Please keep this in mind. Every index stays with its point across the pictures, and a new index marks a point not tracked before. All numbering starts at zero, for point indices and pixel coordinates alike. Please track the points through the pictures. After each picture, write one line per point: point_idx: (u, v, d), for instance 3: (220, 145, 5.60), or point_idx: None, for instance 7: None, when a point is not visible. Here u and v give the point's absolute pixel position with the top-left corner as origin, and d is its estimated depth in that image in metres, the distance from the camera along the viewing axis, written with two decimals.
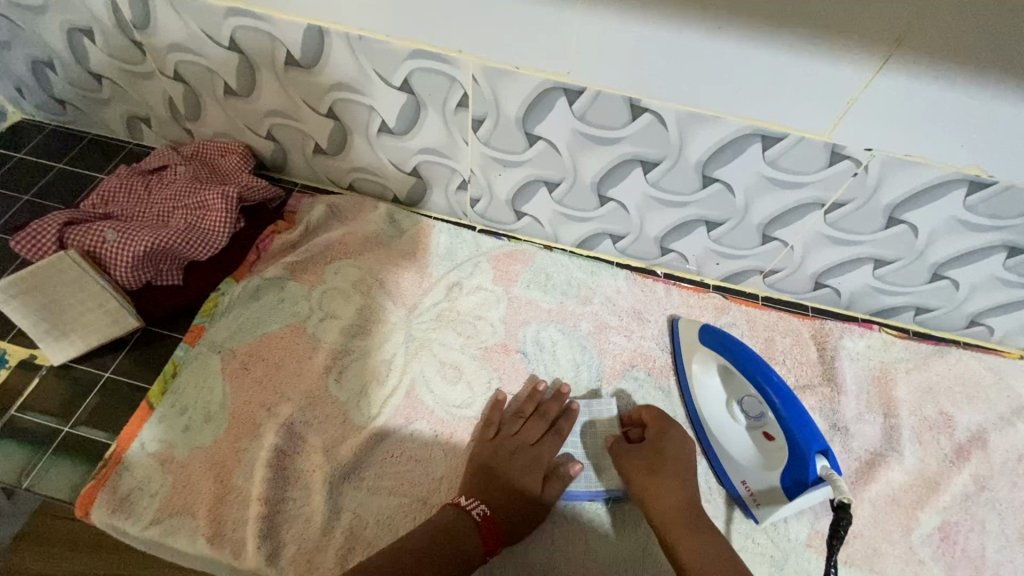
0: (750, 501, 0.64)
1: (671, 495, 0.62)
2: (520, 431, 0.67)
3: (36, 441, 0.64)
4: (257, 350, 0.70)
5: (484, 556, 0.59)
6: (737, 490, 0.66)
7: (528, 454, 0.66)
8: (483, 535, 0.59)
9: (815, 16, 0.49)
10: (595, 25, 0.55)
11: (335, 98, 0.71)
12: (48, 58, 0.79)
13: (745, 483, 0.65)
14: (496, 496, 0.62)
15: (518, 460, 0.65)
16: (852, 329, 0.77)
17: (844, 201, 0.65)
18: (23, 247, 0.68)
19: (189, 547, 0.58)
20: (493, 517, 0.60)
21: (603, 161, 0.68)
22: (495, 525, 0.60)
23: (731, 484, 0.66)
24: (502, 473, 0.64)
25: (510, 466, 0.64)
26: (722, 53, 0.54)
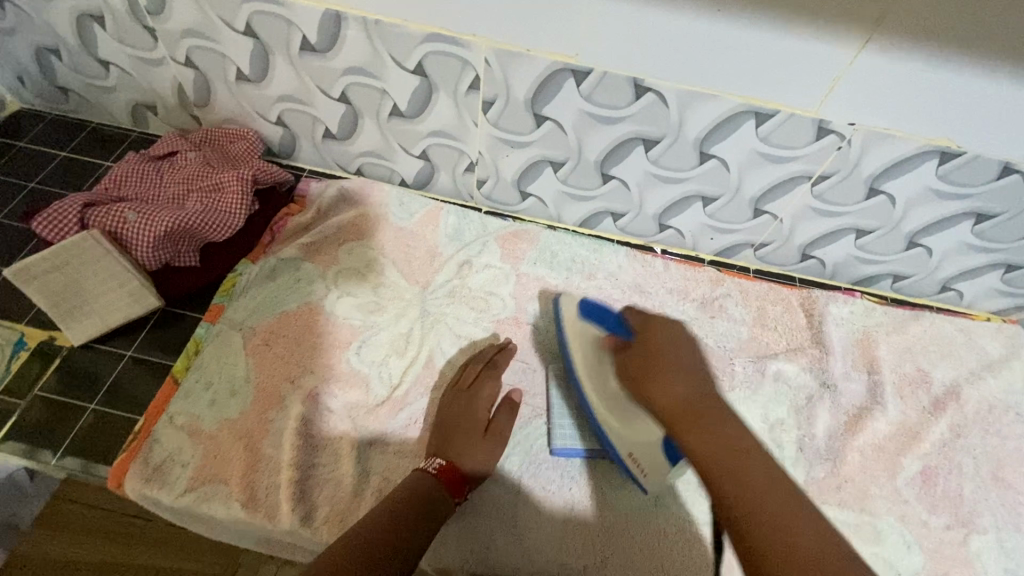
0: (637, 473, 0.65)
1: (674, 389, 0.58)
2: (475, 390, 0.69)
3: (61, 419, 0.66)
4: (277, 327, 0.72)
5: (453, 504, 0.61)
6: (628, 465, 0.65)
7: (483, 408, 0.68)
8: (443, 480, 0.61)
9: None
10: (604, 7, 0.59)
11: (348, 82, 0.73)
12: (53, 45, 0.79)
13: (632, 456, 0.65)
14: (458, 451, 0.64)
15: (476, 415, 0.67)
16: (837, 297, 0.83)
17: (829, 173, 0.70)
18: (44, 229, 0.69)
19: (224, 513, 0.60)
20: (450, 465, 0.62)
21: (607, 139, 0.72)
22: (457, 476, 0.62)
23: (618, 456, 0.66)
24: (455, 429, 0.66)
25: (467, 422, 0.66)
26: (721, 34, 0.59)
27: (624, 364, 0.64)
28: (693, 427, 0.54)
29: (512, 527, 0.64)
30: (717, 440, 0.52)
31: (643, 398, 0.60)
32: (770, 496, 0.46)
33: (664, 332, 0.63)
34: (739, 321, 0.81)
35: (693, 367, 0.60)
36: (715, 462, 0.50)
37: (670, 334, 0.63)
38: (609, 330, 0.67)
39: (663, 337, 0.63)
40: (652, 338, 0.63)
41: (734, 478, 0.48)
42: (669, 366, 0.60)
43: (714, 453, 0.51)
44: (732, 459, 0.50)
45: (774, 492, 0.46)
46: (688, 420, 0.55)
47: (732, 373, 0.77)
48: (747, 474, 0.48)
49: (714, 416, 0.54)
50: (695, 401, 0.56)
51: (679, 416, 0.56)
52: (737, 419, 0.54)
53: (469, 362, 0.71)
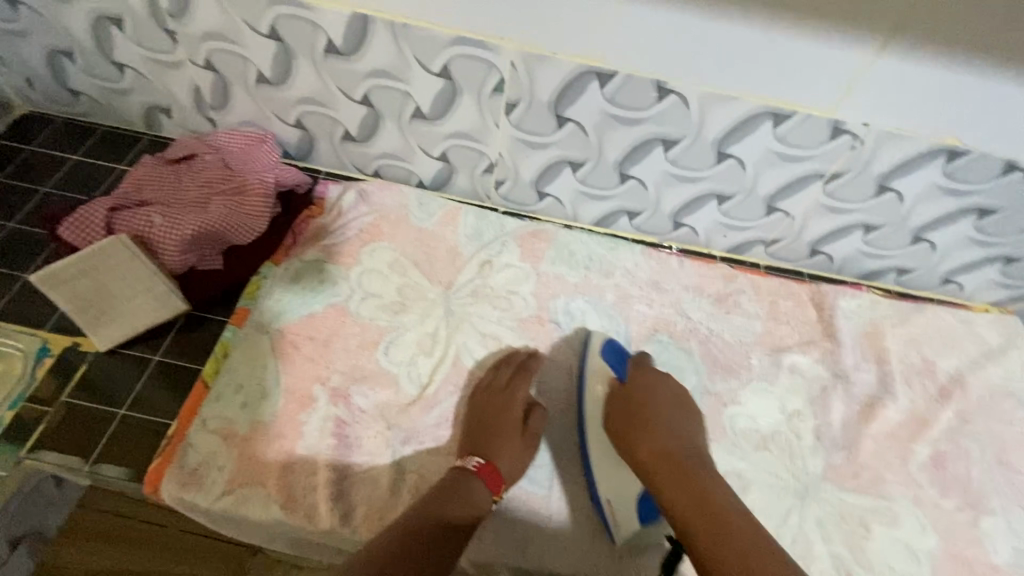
0: (610, 519, 0.65)
1: (657, 443, 0.65)
2: (512, 389, 0.70)
3: (91, 426, 0.65)
4: (304, 329, 0.73)
5: (493, 501, 0.62)
6: (601, 507, 0.66)
7: (520, 408, 0.69)
8: (484, 477, 0.62)
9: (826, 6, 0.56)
10: (631, 10, 0.60)
11: (371, 84, 0.74)
12: (67, 48, 0.78)
13: (610, 502, 0.66)
14: (497, 450, 0.65)
15: (512, 413, 0.68)
16: (845, 291, 0.86)
17: (841, 171, 0.73)
18: (70, 235, 0.70)
19: (263, 514, 0.61)
20: (489, 465, 0.63)
21: (627, 140, 0.74)
22: (496, 473, 0.63)
23: (598, 501, 0.67)
24: (491, 426, 0.67)
25: (505, 421, 0.67)
26: (745, 36, 0.60)
27: (613, 413, 0.69)
28: (674, 483, 0.62)
29: (547, 524, 0.66)
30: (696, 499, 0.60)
31: (624, 445, 0.67)
32: (742, 551, 0.55)
33: (652, 384, 0.71)
34: (753, 316, 0.84)
35: (674, 420, 0.68)
36: (694, 517, 0.59)
37: (652, 384, 0.71)
38: (613, 373, 0.72)
39: (652, 388, 0.70)
40: (639, 389, 0.70)
41: (711, 536, 0.57)
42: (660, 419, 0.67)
43: (695, 510, 0.59)
44: (712, 518, 0.58)
45: (749, 548, 0.55)
46: (672, 479, 0.63)
47: (750, 366, 0.79)
48: (724, 533, 0.57)
49: (692, 471, 0.63)
50: (678, 457, 0.65)
51: (659, 473, 0.63)
52: (712, 475, 0.63)
53: (502, 364, 0.72)
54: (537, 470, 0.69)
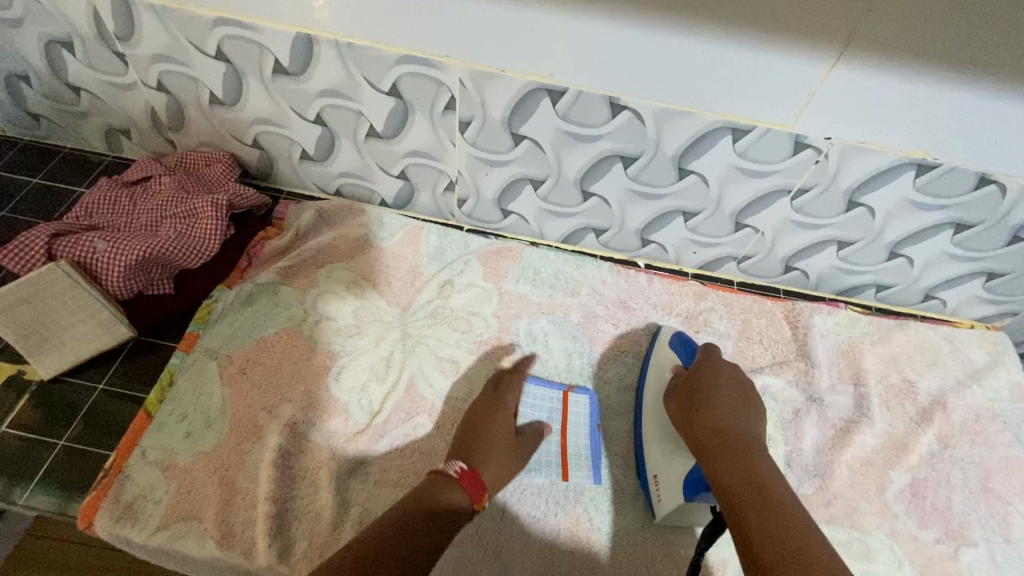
0: (653, 495, 0.67)
1: (715, 420, 0.61)
2: (504, 402, 0.68)
3: (29, 457, 0.63)
4: (254, 354, 0.71)
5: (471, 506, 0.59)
6: (649, 485, 0.68)
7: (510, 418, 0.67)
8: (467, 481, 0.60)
9: (774, 18, 0.54)
10: (576, 27, 0.58)
11: (323, 104, 0.72)
12: (22, 71, 0.77)
13: (656, 477, 0.67)
14: (483, 456, 0.62)
15: (502, 425, 0.66)
16: (821, 308, 0.83)
17: (807, 186, 0.70)
18: (11, 260, 0.68)
19: (199, 551, 0.59)
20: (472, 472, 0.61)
21: (585, 158, 0.72)
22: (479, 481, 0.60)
23: (646, 475, 0.68)
24: (477, 435, 0.64)
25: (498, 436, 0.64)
26: (696, 52, 0.58)
27: (673, 392, 0.67)
28: (725, 460, 0.56)
29: (496, 560, 0.65)
30: (742, 470, 0.55)
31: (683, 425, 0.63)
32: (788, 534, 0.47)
33: (715, 367, 0.67)
34: (724, 335, 0.81)
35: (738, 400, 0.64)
36: (740, 492, 0.52)
37: (719, 370, 0.67)
38: (679, 360, 0.73)
39: (716, 372, 0.67)
40: (706, 369, 0.67)
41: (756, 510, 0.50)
42: (728, 401, 0.63)
43: (745, 484, 0.53)
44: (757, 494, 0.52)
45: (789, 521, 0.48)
46: (725, 452, 0.57)
47: None
48: (772, 511, 0.50)
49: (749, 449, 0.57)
50: (734, 435, 0.59)
51: (710, 447, 0.59)
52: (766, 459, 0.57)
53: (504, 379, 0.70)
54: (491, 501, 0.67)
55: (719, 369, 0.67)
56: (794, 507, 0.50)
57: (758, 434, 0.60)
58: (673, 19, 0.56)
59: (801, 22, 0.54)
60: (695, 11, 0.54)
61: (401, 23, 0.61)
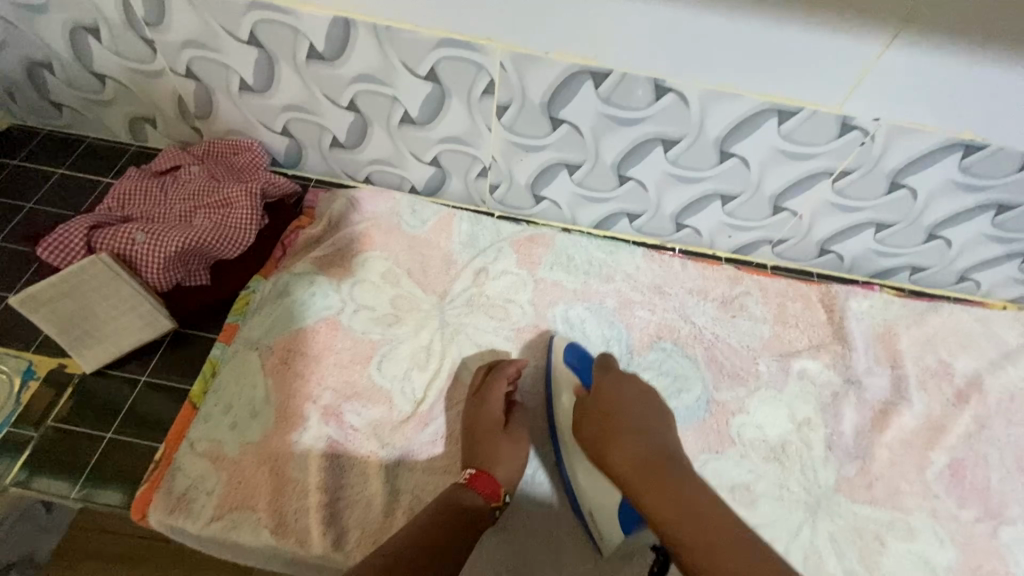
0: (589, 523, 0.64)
1: (632, 450, 0.61)
2: (490, 397, 0.67)
3: (79, 447, 0.64)
4: (295, 345, 0.71)
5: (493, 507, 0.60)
6: (586, 522, 0.64)
7: (494, 411, 0.66)
8: (478, 487, 0.60)
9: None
10: (625, 8, 0.57)
11: (357, 90, 0.71)
12: (46, 59, 0.76)
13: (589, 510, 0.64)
14: (488, 456, 0.63)
15: (489, 418, 0.65)
16: (856, 291, 0.83)
17: (850, 168, 0.69)
18: (51, 253, 0.68)
19: (254, 540, 0.59)
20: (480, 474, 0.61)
21: (624, 141, 0.71)
22: (491, 479, 0.61)
23: (580, 512, 0.65)
24: (475, 435, 0.65)
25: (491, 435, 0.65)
26: (748, 33, 0.57)
27: (581, 417, 0.65)
28: (656, 496, 0.57)
29: (545, 548, 0.64)
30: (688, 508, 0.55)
31: (597, 457, 0.63)
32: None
33: (616, 388, 0.67)
34: (760, 320, 0.81)
35: (643, 420, 0.65)
36: (686, 527, 0.54)
37: (622, 387, 0.67)
38: (579, 380, 0.70)
39: (616, 394, 0.66)
40: (606, 390, 0.67)
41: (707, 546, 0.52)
42: (635, 420, 0.64)
43: (685, 519, 0.55)
44: (706, 528, 0.53)
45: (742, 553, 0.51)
46: (656, 488, 0.58)
47: (757, 373, 0.77)
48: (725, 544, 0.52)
49: (672, 480, 0.58)
50: (654, 462, 0.60)
51: (638, 479, 0.59)
52: (695, 483, 0.58)
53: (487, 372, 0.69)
54: (537, 488, 0.68)
55: (624, 383, 0.68)
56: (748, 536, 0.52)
57: (681, 458, 0.62)
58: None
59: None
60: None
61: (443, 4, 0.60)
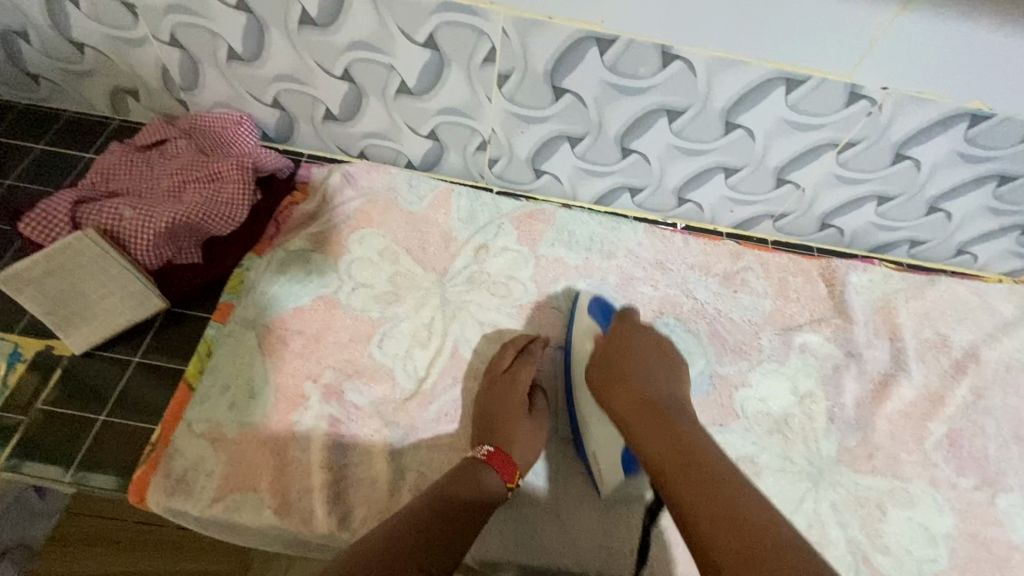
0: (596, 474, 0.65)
1: (637, 391, 0.62)
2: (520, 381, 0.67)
3: (70, 432, 0.61)
4: (293, 323, 0.69)
5: (506, 487, 0.60)
6: (590, 468, 0.65)
7: (520, 392, 0.65)
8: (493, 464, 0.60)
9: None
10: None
11: (352, 58, 0.68)
12: (19, 26, 0.71)
13: (597, 459, 0.65)
14: (507, 435, 0.62)
15: (515, 399, 0.65)
16: (857, 265, 0.83)
17: (856, 140, 0.69)
18: (33, 230, 0.65)
19: (257, 521, 0.58)
20: (499, 452, 0.61)
21: (628, 112, 0.69)
22: (508, 459, 0.61)
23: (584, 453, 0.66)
24: (494, 415, 0.64)
25: (516, 418, 0.64)
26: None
27: (592, 363, 0.67)
28: (650, 428, 0.58)
29: (554, 521, 0.64)
30: (680, 442, 0.56)
31: (602, 397, 0.65)
32: (728, 501, 0.49)
33: (631, 338, 0.68)
34: (762, 294, 0.80)
35: (653, 369, 0.65)
36: (667, 455, 0.55)
37: (638, 339, 0.68)
38: (597, 326, 0.72)
39: (631, 344, 0.67)
40: (620, 339, 0.68)
41: (686, 471, 0.53)
42: (644, 366, 0.65)
43: (669, 449, 0.55)
44: (688, 459, 0.54)
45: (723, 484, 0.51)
46: (653, 423, 0.59)
47: (759, 347, 0.76)
48: (704, 474, 0.52)
49: (672, 419, 0.59)
50: (657, 404, 0.61)
51: (635, 417, 0.60)
52: (691, 423, 0.59)
53: (512, 350, 0.69)
54: (542, 465, 0.67)
55: (635, 335, 0.68)
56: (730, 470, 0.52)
57: (684, 404, 0.62)
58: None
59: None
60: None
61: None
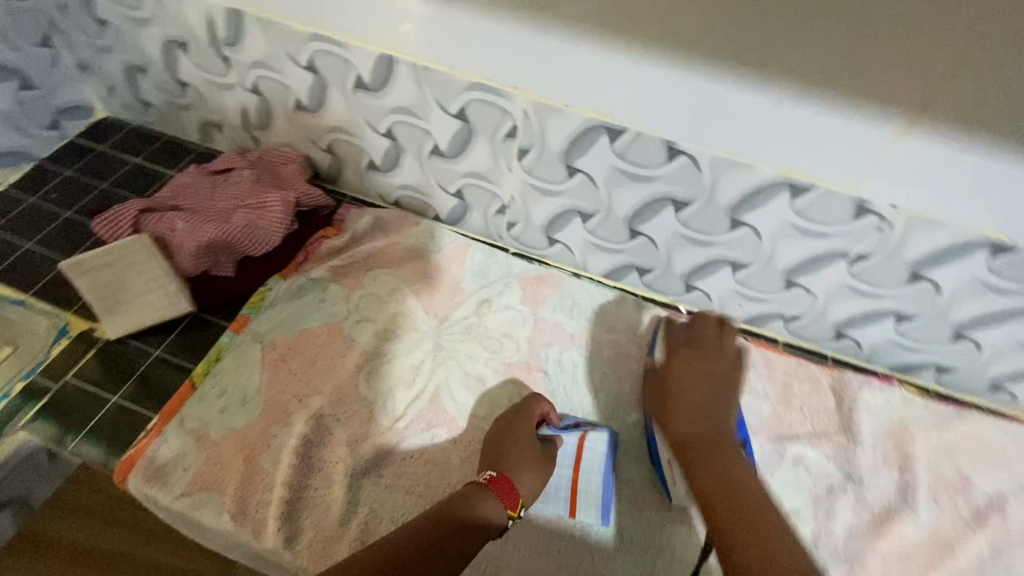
0: (669, 479, 0.68)
1: (688, 421, 0.62)
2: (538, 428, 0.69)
3: (84, 406, 0.69)
4: (296, 344, 0.75)
5: (509, 514, 0.59)
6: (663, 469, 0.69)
7: (520, 428, 0.68)
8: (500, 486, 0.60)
9: (862, 70, 0.52)
10: (643, 71, 0.60)
11: (394, 119, 0.77)
12: (142, 64, 0.87)
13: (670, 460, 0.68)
14: (505, 468, 0.63)
15: (511, 434, 0.67)
16: (871, 382, 0.78)
17: (867, 253, 0.67)
18: (104, 228, 0.77)
19: (213, 522, 0.62)
20: (500, 477, 0.61)
21: (637, 196, 0.72)
22: (509, 485, 0.61)
23: (658, 459, 0.69)
24: (492, 453, 0.66)
25: (514, 451, 0.65)
26: (759, 105, 0.58)
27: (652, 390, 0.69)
28: (702, 462, 0.57)
29: None
30: (726, 480, 0.55)
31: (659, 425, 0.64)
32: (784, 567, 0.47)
33: (688, 371, 0.67)
34: (761, 396, 0.77)
35: (714, 402, 0.64)
36: (720, 502, 0.53)
37: (696, 370, 0.67)
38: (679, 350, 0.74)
39: (688, 377, 0.66)
40: (680, 370, 0.68)
41: (744, 536, 0.50)
42: (700, 399, 0.63)
43: (720, 493, 0.54)
44: (741, 508, 0.53)
45: (778, 541, 0.49)
46: (705, 455, 0.58)
47: None
48: (756, 525, 0.51)
49: (726, 458, 0.58)
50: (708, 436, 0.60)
51: (688, 449, 0.59)
52: (745, 467, 0.57)
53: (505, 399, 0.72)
54: None
55: (695, 365, 0.68)
56: (782, 528, 0.50)
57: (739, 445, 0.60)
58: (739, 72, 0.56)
59: (874, 84, 0.53)
60: (765, 63, 0.54)
61: (476, 52, 0.65)
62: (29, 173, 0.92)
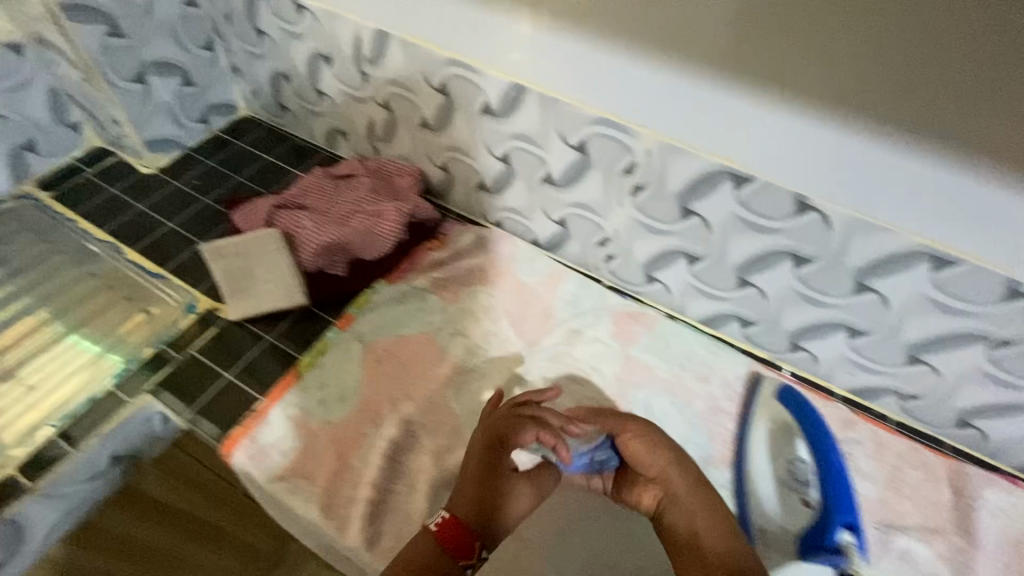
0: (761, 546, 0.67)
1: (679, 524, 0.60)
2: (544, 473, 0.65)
3: (201, 380, 0.75)
4: (394, 349, 0.78)
5: (464, 564, 0.58)
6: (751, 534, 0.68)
7: (476, 457, 0.64)
8: (441, 540, 0.58)
9: (928, 111, 0.52)
10: (749, 111, 0.60)
11: (513, 145, 0.80)
12: (288, 72, 0.96)
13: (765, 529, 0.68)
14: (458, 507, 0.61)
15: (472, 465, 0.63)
16: (998, 482, 0.70)
17: (1013, 340, 0.61)
18: (242, 220, 0.88)
19: (303, 511, 0.64)
20: (451, 523, 0.59)
21: (753, 247, 0.70)
22: (459, 533, 0.59)
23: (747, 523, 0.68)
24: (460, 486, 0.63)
25: (471, 487, 0.62)
26: (865, 153, 0.56)
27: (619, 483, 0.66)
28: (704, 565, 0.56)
29: None
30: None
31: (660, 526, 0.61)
32: None
33: (650, 460, 0.63)
34: (865, 476, 0.72)
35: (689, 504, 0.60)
36: None
37: (661, 466, 0.63)
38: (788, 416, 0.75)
39: (652, 465, 0.63)
40: (645, 465, 0.63)
41: None
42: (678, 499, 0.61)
43: None
44: None
45: None
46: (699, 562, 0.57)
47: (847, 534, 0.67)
48: None
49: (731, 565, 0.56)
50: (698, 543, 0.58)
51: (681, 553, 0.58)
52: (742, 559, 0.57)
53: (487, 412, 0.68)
54: (568, 564, 0.65)
55: (656, 454, 0.63)
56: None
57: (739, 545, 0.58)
58: (842, 115, 0.56)
59: (979, 134, 0.51)
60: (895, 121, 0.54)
61: (605, 85, 0.67)
62: (177, 159, 1.01)
